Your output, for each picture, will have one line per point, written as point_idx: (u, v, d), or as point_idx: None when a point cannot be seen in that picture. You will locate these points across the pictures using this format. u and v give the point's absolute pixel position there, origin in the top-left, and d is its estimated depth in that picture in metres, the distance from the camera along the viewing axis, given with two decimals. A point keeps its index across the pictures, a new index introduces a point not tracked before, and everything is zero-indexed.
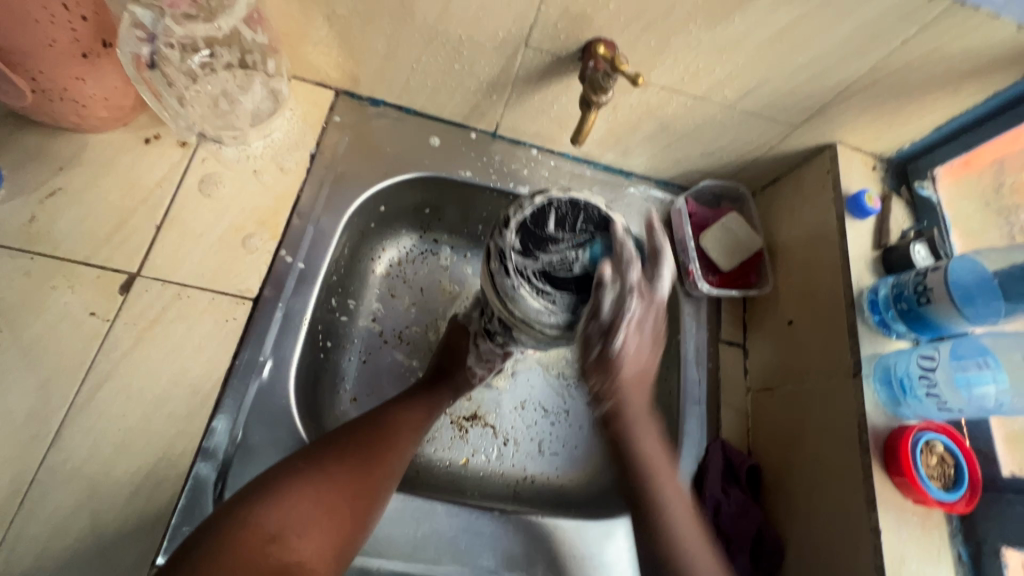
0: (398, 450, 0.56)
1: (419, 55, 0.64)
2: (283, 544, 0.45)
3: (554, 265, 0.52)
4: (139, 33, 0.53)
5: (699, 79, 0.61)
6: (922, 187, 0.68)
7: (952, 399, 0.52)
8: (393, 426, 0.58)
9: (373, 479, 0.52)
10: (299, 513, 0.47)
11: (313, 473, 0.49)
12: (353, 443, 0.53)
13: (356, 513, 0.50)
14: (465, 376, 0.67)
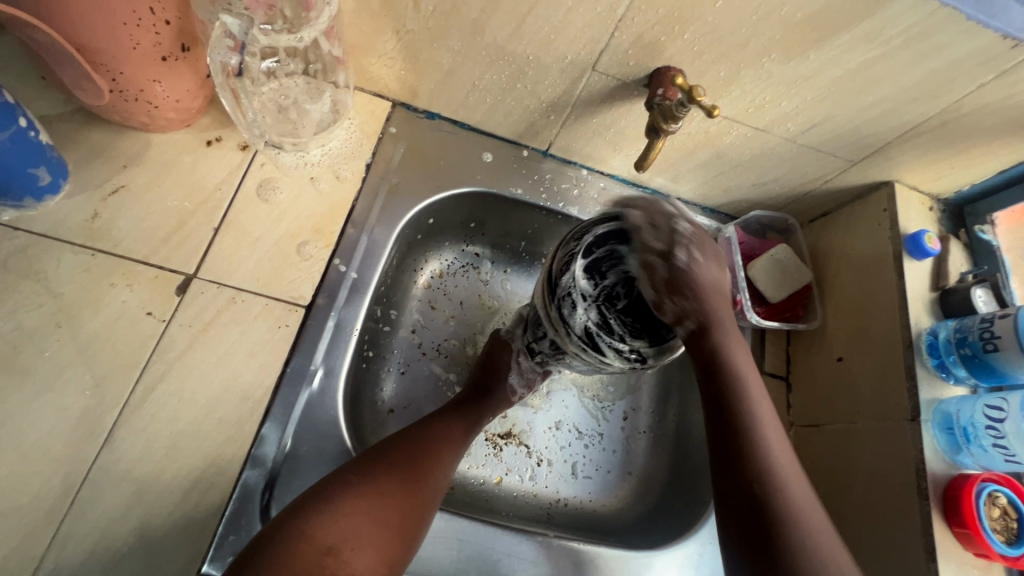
0: (443, 467, 0.55)
1: (483, 72, 0.64)
2: (339, 560, 0.45)
3: (616, 290, 0.53)
4: (230, 42, 0.53)
5: (763, 111, 0.61)
6: (981, 231, 0.67)
7: (1020, 452, 0.50)
8: (437, 441, 0.56)
9: (422, 499, 0.51)
10: (352, 527, 0.46)
11: (364, 488, 0.49)
12: (402, 458, 0.53)
13: (407, 532, 0.50)
14: (506, 393, 0.65)
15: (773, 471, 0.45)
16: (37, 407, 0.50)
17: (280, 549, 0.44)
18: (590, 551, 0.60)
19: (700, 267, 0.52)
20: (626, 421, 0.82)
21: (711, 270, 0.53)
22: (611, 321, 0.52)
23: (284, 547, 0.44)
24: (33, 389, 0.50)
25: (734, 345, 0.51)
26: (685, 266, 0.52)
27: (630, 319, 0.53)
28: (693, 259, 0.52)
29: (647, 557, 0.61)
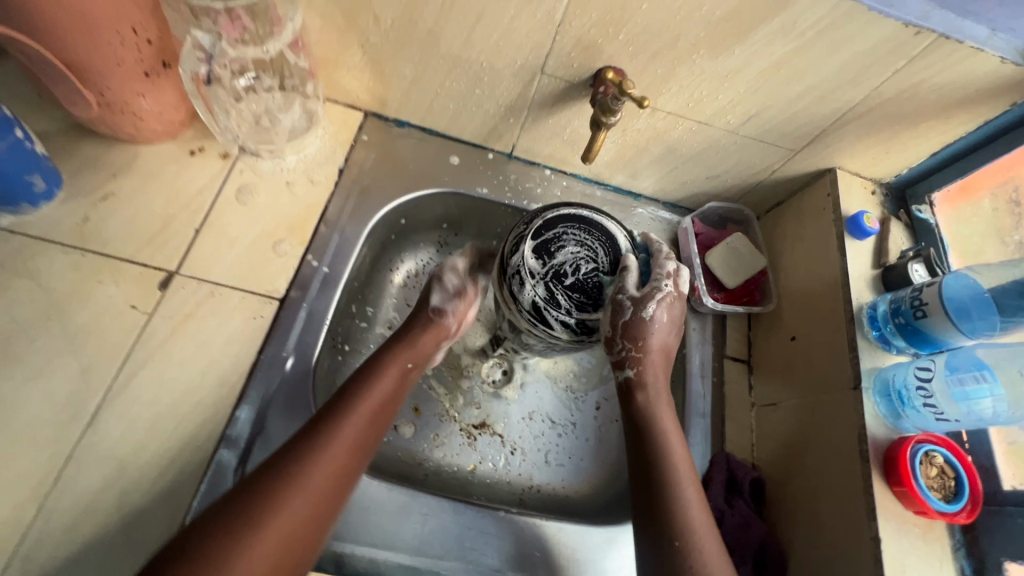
0: (373, 418, 0.55)
1: (443, 80, 0.69)
2: (274, 523, 0.45)
3: (565, 267, 0.57)
4: (200, 54, 0.61)
5: (703, 105, 0.66)
6: (919, 211, 0.71)
7: (949, 409, 0.53)
8: (364, 391, 0.56)
9: (350, 463, 0.51)
10: (262, 544, 0.44)
11: (265, 496, 0.46)
12: (333, 417, 0.53)
13: (343, 486, 0.50)
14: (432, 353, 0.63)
15: (679, 483, 0.55)
16: (28, 392, 0.54)
17: (214, 522, 0.44)
18: (552, 527, 0.62)
19: (659, 332, 0.59)
20: (598, 410, 0.84)
21: (667, 342, 0.60)
22: (562, 295, 0.55)
23: (217, 518, 0.44)
24: (24, 375, 0.55)
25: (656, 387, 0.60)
26: (649, 319, 0.57)
27: (579, 294, 0.56)
28: (659, 317, 0.58)
29: (611, 534, 0.63)
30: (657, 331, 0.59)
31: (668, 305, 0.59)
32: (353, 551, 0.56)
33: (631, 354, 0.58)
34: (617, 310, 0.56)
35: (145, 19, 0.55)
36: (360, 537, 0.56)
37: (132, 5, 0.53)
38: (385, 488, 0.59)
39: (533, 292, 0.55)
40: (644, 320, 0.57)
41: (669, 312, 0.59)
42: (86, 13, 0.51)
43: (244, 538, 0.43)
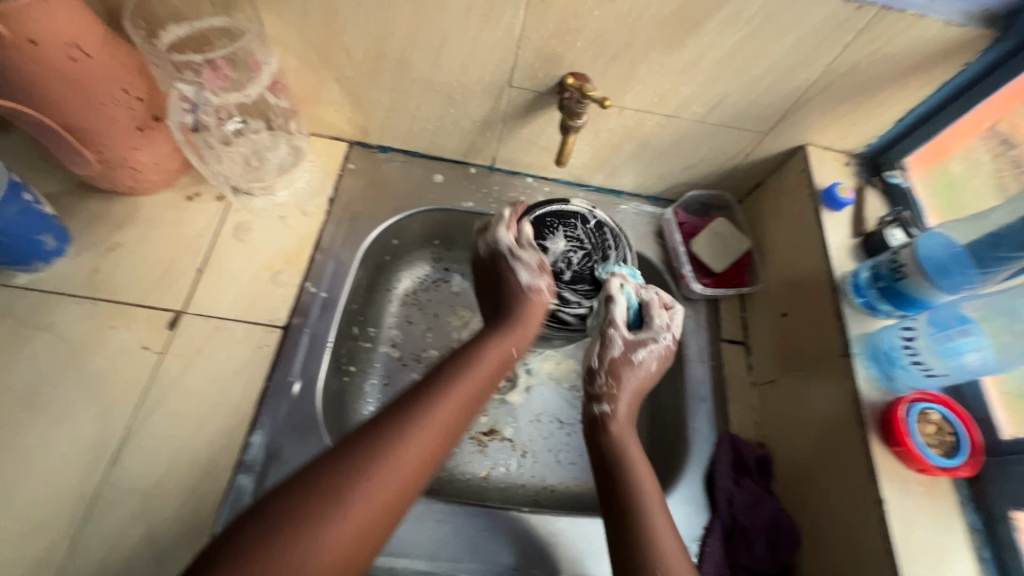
0: (453, 414, 0.53)
1: (418, 104, 0.73)
2: (341, 530, 0.42)
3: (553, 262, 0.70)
4: (185, 104, 0.63)
5: (668, 98, 0.68)
6: (892, 176, 0.73)
7: (936, 364, 0.55)
8: (448, 386, 0.54)
9: (436, 442, 0.51)
10: (350, 525, 0.42)
11: (350, 475, 0.44)
12: (411, 409, 0.51)
13: (411, 492, 0.48)
14: (530, 299, 0.65)
15: (638, 502, 0.54)
16: (53, 437, 0.57)
17: (294, 499, 0.42)
18: (565, 522, 0.63)
19: (633, 376, 0.64)
20: None
21: (648, 382, 0.65)
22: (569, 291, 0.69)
23: (295, 498, 0.42)
24: (48, 421, 0.58)
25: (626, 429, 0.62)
26: (641, 361, 0.65)
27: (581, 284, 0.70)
28: (643, 359, 0.65)
29: None
30: (638, 374, 0.65)
31: (664, 355, 0.66)
32: (372, 560, 0.58)
33: (610, 389, 0.63)
34: (607, 342, 0.64)
35: (135, 80, 0.60)
36: (378, 547, 0.58)
37: (123, 68, 0.58)
38: None
39: (542, 289, 0.66)
40: (633, 361, 0.64)
41: (659, 354, 0.66)
42: (82, 80, 0.55)
43: (319, 527, 0.41)
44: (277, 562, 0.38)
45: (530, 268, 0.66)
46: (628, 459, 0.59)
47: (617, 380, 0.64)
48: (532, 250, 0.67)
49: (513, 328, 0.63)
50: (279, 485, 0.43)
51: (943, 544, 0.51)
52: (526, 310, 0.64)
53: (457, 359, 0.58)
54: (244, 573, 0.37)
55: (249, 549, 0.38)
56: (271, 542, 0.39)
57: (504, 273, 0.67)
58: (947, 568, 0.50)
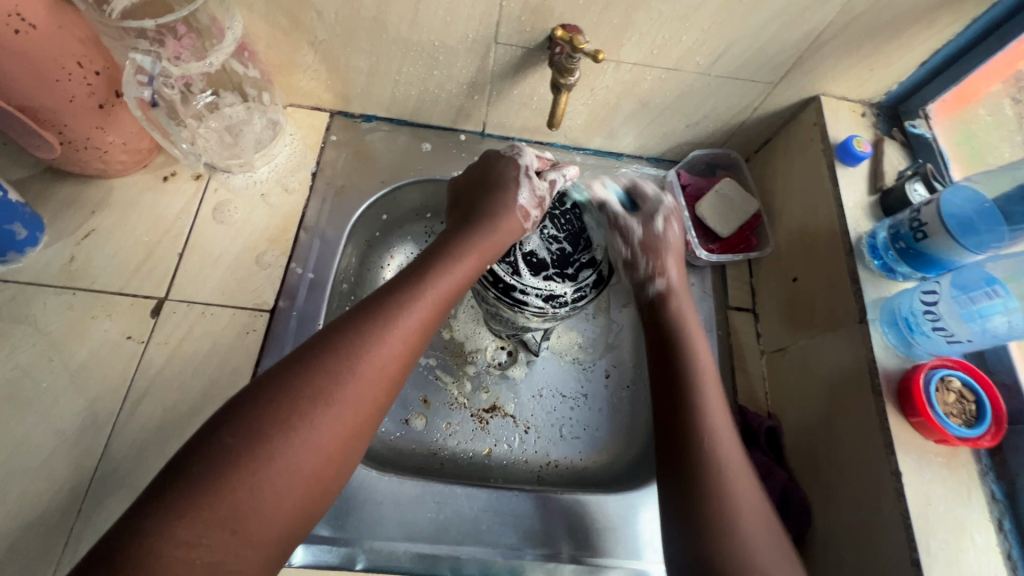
0: (416, 337, 0.48)
1: (400, 67, 0.67)
2: (293, 458, 0.40)
3: (529, 255, 0.57)
4: (140, 76, 0.57)
5: (669, 49, 0.62)
6: (914, 126, 0.67)
7: (959, 330, 0.50)
8: (417, 291, 0.49)
9: (393, 373, 0.46)
10: (303, 458, 0.40)
11: (304, 407, 0.41)
12: (371, 329, 0.46)
13: (367, 427, 0.45)
14: (515, 223, 0.57)
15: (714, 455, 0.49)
16: (40, 432, 0.56)
17: (247, 430, 0.39)
18: (569, 499, 0.62)
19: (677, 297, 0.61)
20: (609, 378, 0.82)
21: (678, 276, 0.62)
22: (579, 277, 0.56)
23: (248, 427, 0.40)
24: (35, 416, 0.57)
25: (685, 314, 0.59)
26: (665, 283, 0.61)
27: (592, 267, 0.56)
28: (669, 286, 0.61)
29: (628, 500, 0.62)
30: (681, 297, 0.61)
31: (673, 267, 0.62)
32: (373, 545, 0.57)
33: (655, 317, 0.60)
34: (626, 231, 0.62)
35: (90, 52, 0.55)
36: (377, 533, 0.57)
37: (75, 40, 0.54)
38: (398, 481, 0.60)
39: (528, 216, 0.58)
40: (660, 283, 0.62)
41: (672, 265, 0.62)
42: (30, 54, 0.51)
43: (275, 460, 0.39)
44: (238, 495, 0.38)
45: (531, 194, 0.58)
46: (704, 407, 0.52)
47: (656, 256, 0.62)
48: (546, 180, 0.60)
49: (487, 245, 0.54)
50: (227, 413, 0.41)
51: (963, 517, 0.49)
52: (502, 224, 0.56)
53: (443, 247, 0.54)
54: (201, 512, 0.36)
55: (205, 481, 0.37)
56: (227, 477, 0.38)
57: (503, 185, 0.59)
58: (966, 541, 0.48)
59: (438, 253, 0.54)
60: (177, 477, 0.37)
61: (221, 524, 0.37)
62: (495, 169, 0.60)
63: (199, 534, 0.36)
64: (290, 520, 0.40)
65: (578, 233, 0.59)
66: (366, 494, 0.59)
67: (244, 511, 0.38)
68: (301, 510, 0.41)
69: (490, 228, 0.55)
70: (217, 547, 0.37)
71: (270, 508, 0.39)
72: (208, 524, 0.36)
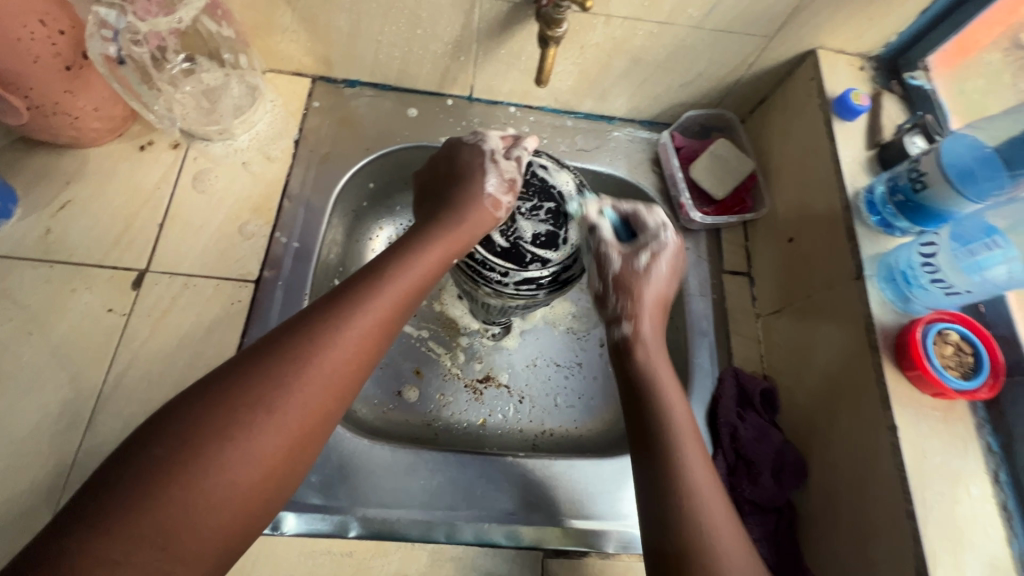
0: (373, 339, 0.45)
1: (381, 26, 0.65)
2: (231, 467, 0.37)
3: (512, 231, 0.54)
4: (105, 32, 0.55)
5: (660, 2, 0.59)
6: (913, 78, 0.65)
7: (957, 281, 0.50)
8: (374, 290, 0.47)
9: (346, 376, 0.43)
10: (240, 469, 0.37)
11: (245, 415, 0.38)
12: (325, 328, 0.43)
13: (322, 429, 0.42)
14: (485, 210, 0.53)
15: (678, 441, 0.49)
16: (23, 407, 0.55)
17: (179, 437, 0.36)
18: (563, 465, 0.61)
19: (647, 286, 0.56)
20: (604, 347, 0.81)
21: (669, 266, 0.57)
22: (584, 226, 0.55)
23: (177, 436, 0.36)
24: (16, 391, 0.55)
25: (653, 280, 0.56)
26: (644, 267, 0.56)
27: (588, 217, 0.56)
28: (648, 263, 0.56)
29: (623, 465, 0.62)
30: (651, 282, 0.56)
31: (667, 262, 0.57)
32: (365, 513, 0.56)
33: (627, 305, 0.56)
34: (603, 262, 0.55)
35: (54, 10, 0.53)
36: (371, 499, 0.57)
37: None
38: (390, 450, 0.59)
39: (501, 202, 0.54)
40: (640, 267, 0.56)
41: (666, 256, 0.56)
42: None
43: (209, 473, 0.36)
44: (169, 507, 0.35)
45: (499, 179, 0.55)
46: (658, 381, 0.53)
47: (627, 292, 0.55)
48: (511, 159, 0.57)
49: (452, 240, 0.52)
50: (162, 419, 0.38)
51: (960, 469, 0.48)
52: (470, 214, 0.53)
53: (405, 243, 0.52)
54: (125, 534, 0.33)
55: (130, 498, 0.34)
56: (154, 493, 0.34)
57: (470, 172, 0.56)
58: (962, 493, 0.47)
59: (398, 251, 0.51)
60: (100, 492, 0.34)
61: (148, 542, 0.34)
62: (458, 157, 0.58)
63: (125, 551, 0.33)
64: (231, 536, 0.37)
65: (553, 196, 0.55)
66: (360, 461, 0.58)
67: (174, 526, 0.35)
68: (240, 527, 0.38)
69: (456, 220, 0.53)
70: (144, 570, 0.33)
71: (202, 526, 0.36)
72: (134, 542, 0.33)
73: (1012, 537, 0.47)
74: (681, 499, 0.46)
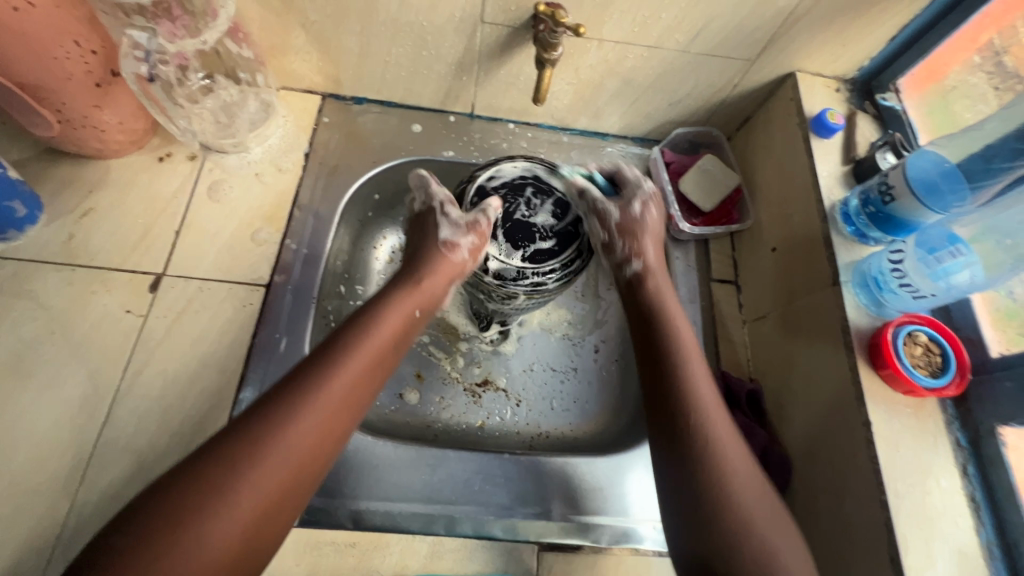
0: (354, 389, 0.49)
1: (389, 48, 0.69)
2: (226, 521, 0.40)
3: (540, 230, 0.55)
4: (137, 52, 0.60)
5: (649, 28, 0.64)
6: (885, 99, 0.70)
7: (923, 285, 0.53)
8: (351, 347, 0.51)
9: (329, 428, 0.47)
10: (232, 522, 0.40)
11: (233, 474, 0.41)
12: (305, 385, 0.47)
13: (310, 474, 0.45)
14: (451, 260, 0.58)
15: (698, 407, 0.52)
16: (44, 403, 0.58)
17: (172, 500, 0.39)
18: (558, 462, 0.64)
19: (654, 269, 0.62)
20: (598, 353, 0.85)
21: (654, 249, 0.63)
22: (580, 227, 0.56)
23: (177, 493, 0.40)
24: (37, 388, 0.58)
25: (653, 235, 0.63)
26: (639, 215, 0.62)
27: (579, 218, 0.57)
28: (642, 270, 0.62)
29: (616, 463, 0.65)
30: (645, 226, 0.63)
31: (647, 203, 0.63)
32: (368, 506, 0.59)
33: (633, 249, 0.61)
34: (604, 216, 0.59)
35: (86, 32, 0.57)
36: (373, 493, 0.59)
37: (72, 19, 0.55)
38: (392, 446, 0.62)
39: (465, 248, 0.57)
40: (635, 215, 0.62)
41: (650, 205, 0.63)
42: (25, 31, 0.52)
43: (207, 519, 0.39)
44: (163, 564, 0.37)
45: (460, 220, 0.57)
46: (678, 349, 0.56)
47: (633, 238, 0.61)
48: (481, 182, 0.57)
49: (418, 297, 0.57)
50: (153, 487, 0.41)
51: (930, 462, 0.51)
52: (433, 269, 0.58)
53: (376, 300, 0.57)
54: None
55: (138, 552, 0.37)
56: (157, 545, 0.38)
57: (425, 229, 0.60)
58: (932, 484, 0.50)
59: (369, 307, 0.56)
60: (113, 548, 0.37)
61: None
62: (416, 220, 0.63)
63: None
64: None
65: (551, 206, 0.56)
66: (363, 457, 0.61)
67: None
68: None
69: (425, 278, 0.58)
70: None
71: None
72: None
73: (979, 527, 0.50)
74: (716, 476, 0.48)
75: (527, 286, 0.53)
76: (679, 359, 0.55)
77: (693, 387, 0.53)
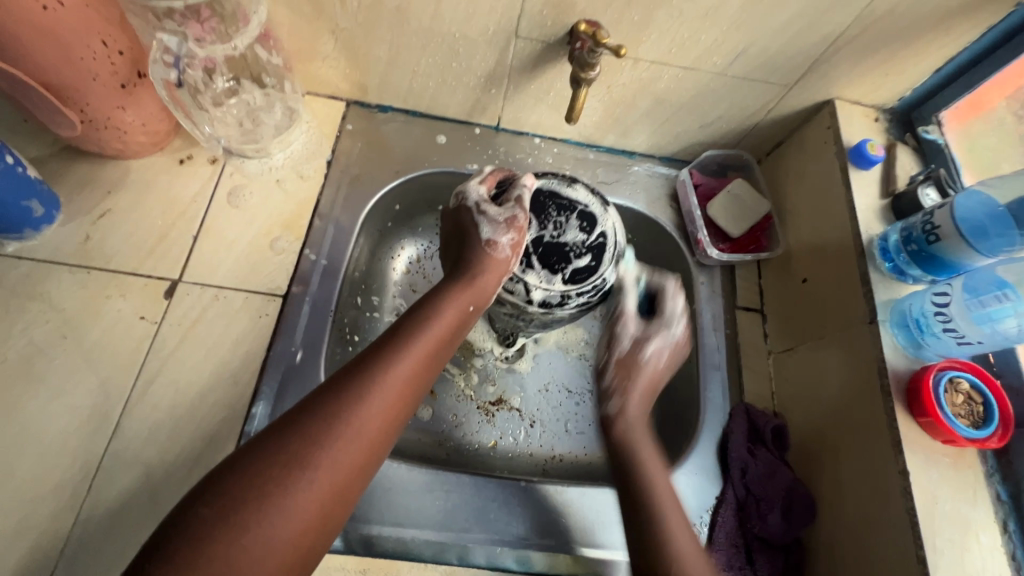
0: (402, 399, 0.47)
1: (418, 57, 0.68)
2: (276, 526, 0.38)
3: (573, 248, 0.55)
4: (167, 57, 0.58)
5: (687, 49, 0.62)
6: (927, 132, 0.68)
7: (970, 331, 0.51)
8: (401, 348, 0.48)
9: (377, 433, 0.45)
10: (283, 526, 0.38)
11: (283, 474, 0.39)
12: (353, 386, 0.45)
13: (359, 480, 0.43)
14: (492, 257, 0.54)
15: (659, 506, 0.52)
16: (52, 410, 0.56)
17: (225, 498, 0.37)
18: (575, 491, 0.62)
19: (632, 412, 0.57)
20: None
21: (677, 356, 0.59)
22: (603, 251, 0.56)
23: (225, 496, 0.38)
24: (47, 393, 0.57)
25: (637, 403, 0.57)
26: (648, 355, 0.58)
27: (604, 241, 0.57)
28: (626, 407, 0.57)
29: None
30: (647, 370, 0.58)
31: (666, 346, 0.58)
32: (380, 531, 0.57)
33: (619, 385, 0.58)
34: (614, 340, 0.59)
35: (115, 32, 0.56)
36: (384, 517, 0.57)
37: (101, 19, 0.54)
38: (406, 469, 0.60)
39: (505, 247, 0.54)
40: (642, 355, 0.58)
41: (666, 350, 0.58)
42: (55, 30, 0.51)
43: (251, 531, 0.37)
44: (211, 567, 0.35)
45: (495, 224, 0.55)
46: (640, 457, 0.55)
47: (626, 377, 0.58)
48: (512, 199, 0.56)
49: (470, 295, 0.53)
50: (207, 480, 0.39)
51: (968, 516, 0.49)
52: (485, 267, 0.54)
53: (425, 301, 0.54)
54: None
55: (182, 562, 0.35)
56: (198, 552, 0.35)
57: (464, 232, 0.57)
58: (971, 540, 0.48)
59: (418, 310, 0.53)
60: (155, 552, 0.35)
61: None
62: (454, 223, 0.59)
63: None
64: None
65: (575, 225, 0.56)
66: (375, 479, 0.59)
67: None
68: None
69: (476, 279, 0.54)
70: None
71: None
72: None
73: None
74: None
75: (574, 308, 0.55)
76: (631, 441, 0.56)
77: (657, 487, 0.53)
